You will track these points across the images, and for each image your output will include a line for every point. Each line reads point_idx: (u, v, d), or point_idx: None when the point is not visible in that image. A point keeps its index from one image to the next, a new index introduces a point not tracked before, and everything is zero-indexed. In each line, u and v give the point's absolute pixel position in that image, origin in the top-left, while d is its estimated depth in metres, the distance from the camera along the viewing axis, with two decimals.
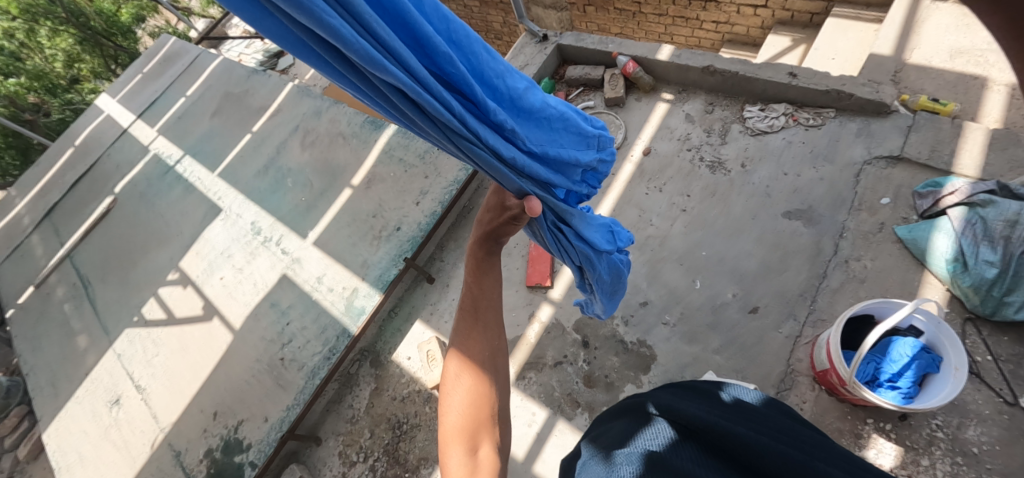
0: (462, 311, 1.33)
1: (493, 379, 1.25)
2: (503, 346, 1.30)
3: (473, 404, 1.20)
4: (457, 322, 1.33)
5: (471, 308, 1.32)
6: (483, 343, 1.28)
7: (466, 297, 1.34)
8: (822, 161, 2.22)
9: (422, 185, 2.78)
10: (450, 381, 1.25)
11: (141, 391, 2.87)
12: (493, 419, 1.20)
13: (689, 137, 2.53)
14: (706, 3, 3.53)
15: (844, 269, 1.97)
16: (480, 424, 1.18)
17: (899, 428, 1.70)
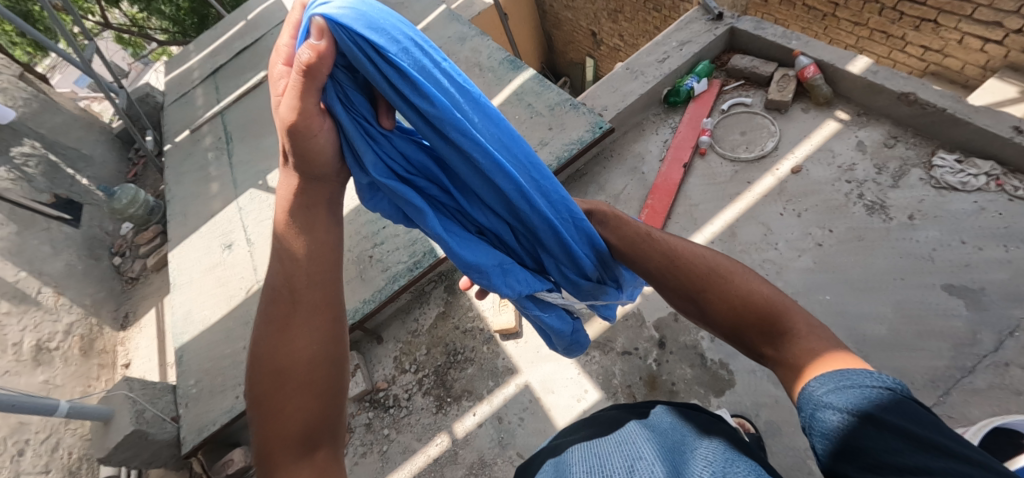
0: (276, 298, 1.12)
1: (329, 361, 1.09)
2: (336, 318, 1.14)
3: (300, 398, 1.04)
4: (265, 312, 1.11)
5: (286, 290, 1.11)
6: (297, 322, 1.09)
7: (278, 277, 1.12)
8: (1015, 242, 1.86)
9: (542, 135, 2.69)
10: (260, 383, 1.06)
11: (250, 244, 3.21)
12: (327, 410, 1.05)
13: (854, 168, 2.22)
14: (921, 21, 3.02)
15: (996, 372, 1.67)
16: (315, 423, 1.03)
17: None
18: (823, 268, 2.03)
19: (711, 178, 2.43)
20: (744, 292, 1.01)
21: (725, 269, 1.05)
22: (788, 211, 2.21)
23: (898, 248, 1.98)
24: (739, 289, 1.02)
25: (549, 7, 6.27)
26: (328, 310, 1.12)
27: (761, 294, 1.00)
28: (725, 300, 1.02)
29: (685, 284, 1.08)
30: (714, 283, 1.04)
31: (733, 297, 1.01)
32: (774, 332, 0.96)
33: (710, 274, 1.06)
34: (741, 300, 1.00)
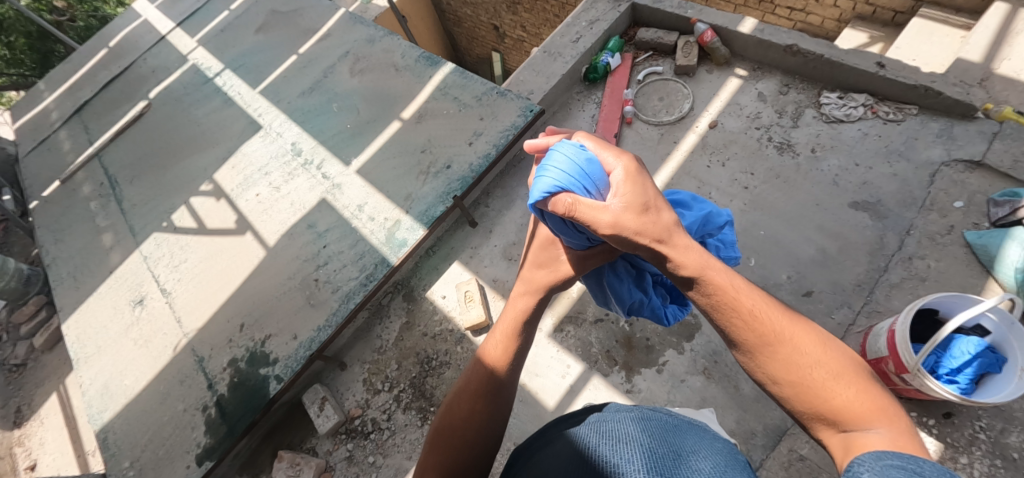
0: (465, 386, 1.32)
1: (486, 447, 1.23)
2: (497, 416, 1.28)
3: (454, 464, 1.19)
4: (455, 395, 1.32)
5: (475, 386, 1.30)
6: (473, 409, 1.27)
7: (474, 373, 1.34)
8: (896, 158, 2.20)
9: (476, 126, 2.74)
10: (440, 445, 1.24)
11: (166, 294, 2.84)
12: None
13: (760, 116, 2.50)
14: None
15: (906, 266, 1.97)
16: None
17: (942, 425, 1.69)
18: (754, 208, 2.28)
19: (642, 142, 2.62)
20: (819, 352, 1.03)
21: (836, 362, 1.03)
22: (714, 163, 2.44)
23: (810, 180, 2.27)
24: (821, 376, 1.02)
25: (446, 6, 6.22)
26: (486, 412, 1.27)
27: (845, 393, 1.00)
28: (791, 379, 1.03)
29: (764, 352, 1.05)
30: (809, 372, 1.02)
31: (830, 387, 1.01)
32: (850, 432, 0.97)
33: (793, 355, 1.04)
34: (834, 395, 1.00)
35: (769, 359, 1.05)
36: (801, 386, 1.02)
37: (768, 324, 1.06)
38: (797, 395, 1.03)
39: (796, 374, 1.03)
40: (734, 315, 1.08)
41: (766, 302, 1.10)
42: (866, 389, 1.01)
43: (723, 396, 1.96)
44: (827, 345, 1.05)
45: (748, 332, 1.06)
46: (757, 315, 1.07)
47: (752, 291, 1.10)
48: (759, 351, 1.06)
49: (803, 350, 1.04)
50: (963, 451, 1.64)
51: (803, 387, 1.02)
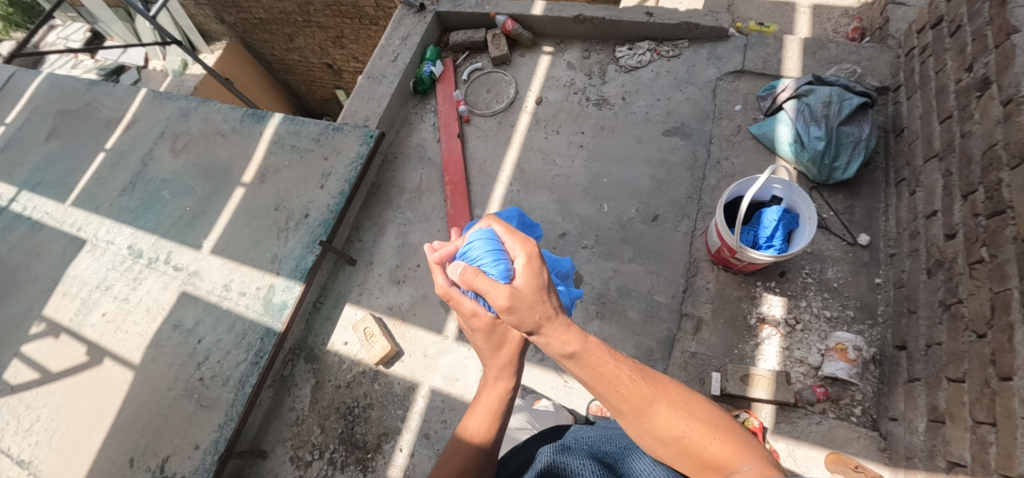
0: (462, 436, 1.39)
1: None
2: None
3: None
4: (454, 444, 1.40)
5: (471, 439, 1.38)
6: (467, 468, 1.34)
7: (470, 423, 1.39)
8: (685, 85, 2.59)
9: (323, 168, 2.71)
10: None
11: (23, 464, 2.41)
12: None
13: (574, 82, 2.78)
14: None
15: (718, 169, 2.34)
16: None
17: (781, 283, 2.03)
18: (593, 161, 2.55)
19: (484, 134, 2.81)
20: (707, 432, 1.13)
21: (705, 413, 1.16)
22: (549, 132, 2.70)
23: (629, 123, 2.59)
24: (694, 431, 1.13)
25: (270, 58, 5.98)
26: (475, 472, 1.34)
27: (716, 447, 1.11)
28: (669, 436, 1.14)
29: (644, 416, 1.15)
30: (685, 430, 1.14)
31: (703, 440, 1.12)
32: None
33: (667, 413, 1.15)
34: (705, 444, 1.12)
35: (646, 420, 1.15)
36: (679, 440, 1.13)
37: (644, 391, 1.16)
38: (675, 450, 1.14)
39: (673, 429, 1.14)
40: (613, 390, 1.17)
41: (640, 370, 1.20)
42: (735, 435, 1.13)
43: (619, 329, 2.16)
44: (693, 398, 1.19)
45: (625, 401, 1.16)
46: (634, 386, 1.17)
47: (629, 361, 1.20)
48: (637, 415, 1.16)
49: (677, 409, 1.15)
50: (800, 297, 1.99)
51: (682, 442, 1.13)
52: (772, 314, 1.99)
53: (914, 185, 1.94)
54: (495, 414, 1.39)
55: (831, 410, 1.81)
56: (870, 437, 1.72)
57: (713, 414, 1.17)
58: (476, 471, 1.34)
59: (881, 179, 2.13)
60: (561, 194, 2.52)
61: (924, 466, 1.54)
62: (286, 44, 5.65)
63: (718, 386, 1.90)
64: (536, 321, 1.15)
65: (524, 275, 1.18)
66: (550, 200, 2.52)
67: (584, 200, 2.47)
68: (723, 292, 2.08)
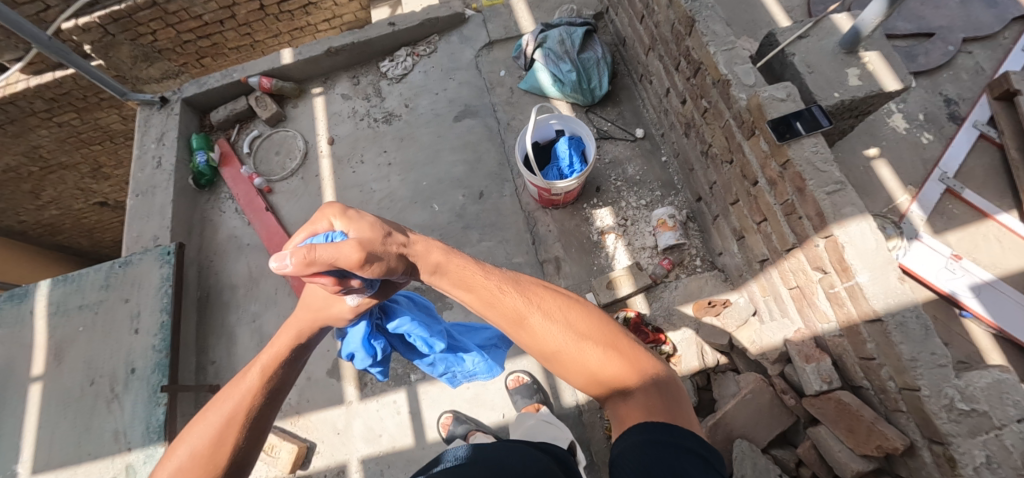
0: (262, 362, 1.20)
1: (252, 438, 1.16)
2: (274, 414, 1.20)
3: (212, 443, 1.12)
4: (252, 369, 1.20)
5: (270, 366, 1.19)
6: (259, 392, 1.17)
7: (271, 349, 1.22)
8: (453, 72, 2.78)
9: (129, 310, 2.36)
10: (214, 408, 1.16)
11: None
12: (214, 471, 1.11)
13: (356, 110, 2.82)
14: (306, 9, 3.85)
15: (511, 130, 2.58)
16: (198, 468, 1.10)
17: (600, 197, 2.34)
18: (406, 173, 2.62)
19: (292, 195, 2.70)
20: (587, 345, 1.10)
21: (589, 321, 1.12)
22: (355, 165, 2.69)
23: (421, 125, 2.70)
24: (570, 341, 1.09)
25: (19, 227, 4.84)
26: (261, 401, 1.17)
27: (593, 355, 1.09)
28: (546, 346, 1.10)
29: (518, 327, 1.12)
30: (563, 340, 1.09)
31: (583, 350, 1.09)
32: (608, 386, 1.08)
33: (543, 325, 1.10)
34: (585, 353, 1.09)
35: (524, 329, 1.12)
36: (555, 353, 1.10)
37: (520, 303, 1.12)
38: (554, 360, 1.11)
39: (550, 340, 1.10)
40: (488, 303, 1.14)
41: (519, 285, 1.17)
42: (616, 346, 1.10)
43: None
44: (578, 309, 1.14)
45: (501, 317, 1.13)
46: (511, 300, 1.13)
47: (501, 276, 1.17)
48: (514, 326, 1.12)
49: (557, 317, 1.11)
50: (619, 199, 2.32)
51: (559, 352, 1.09)
52: (606, 224, 2.29)
53: (649, 77, 2.34)
54: (275, 367, 1.20)
55: (680, 272, 2.14)
56: (713, 276, 2.08)
57: (597, 322, 1.14)
58: (239, 431, 1.14)
59: (629, 83, 2.54)
60: (392, 215, 2.54)
61: (749, 275, 1.91)
62: (35, 202, 4.73)
63: (595, 303, 2.14)
64: (383, 253, 1.08)
65: (351, 228, 1.11)
66: None
67: (415, 210, 2.52)
68: (564, 226, 2.33)
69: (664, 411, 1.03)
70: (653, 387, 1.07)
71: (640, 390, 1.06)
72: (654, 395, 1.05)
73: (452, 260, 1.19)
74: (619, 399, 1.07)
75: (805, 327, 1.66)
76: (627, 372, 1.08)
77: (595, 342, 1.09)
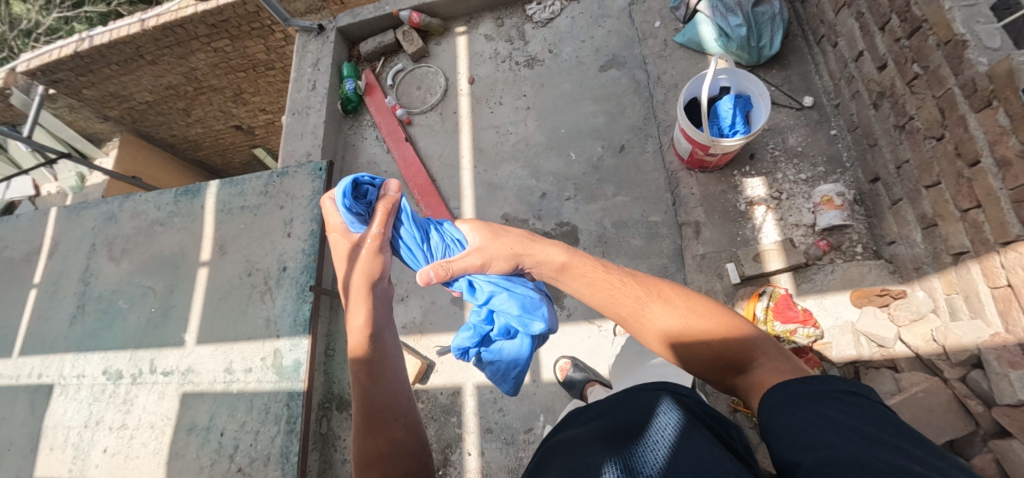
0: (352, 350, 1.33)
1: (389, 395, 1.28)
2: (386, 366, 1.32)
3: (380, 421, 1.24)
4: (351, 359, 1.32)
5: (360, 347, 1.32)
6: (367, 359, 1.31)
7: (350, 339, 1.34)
8: (604, 18, 2.65)
9: (282, 216, 2.58)
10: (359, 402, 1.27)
11: None
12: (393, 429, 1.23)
13: (498, 52, 2.78)
14: None
15: (661, 84, 2.44)
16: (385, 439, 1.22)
17: (754, 165, 2.19)
18: (544, 118, 2.57)
19: (429, 129, 2.76)
20: (706, 325, 1.15)
21: (706, 308, 1.19)
22: (493, 106, 2.68)
23: (564, 71, 2.63)
24: (688, 324, 1.16)
25: (170, 140, 5.58)
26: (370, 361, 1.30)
27: (714, 333, 1.15)
28: (666, 337, 1.18)
29: (642, 325, 1.21)
30: (683, 325, 1.16)
31: (705, 331, 1.15)
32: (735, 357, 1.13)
33: (665, 316, 1.18)
34: (707, 336, 1.15)
35: (647, 326, 1.20)
36: (684, 344, 1.16)
37: (635, 302, 1.22)
38: (679, 352, 1.18)
39: (673, 333, 1.17)
40: (609, 299, 1.24)
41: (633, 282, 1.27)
42: (730, 326, 1.16)
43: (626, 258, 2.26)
44: (689, 300, 1.21)
45: (620, 306, 1.23)
46: (627, 296, 1.24)
47: (613, 269, 1.30)
48: (636, 325, 1.21)
49: (673, 306, 1.19)
50: (774, 171, 2.16)
51: (686, 339, 1.16)
52: (756, 196, 2.15)
53: (834, 38, 2.11)
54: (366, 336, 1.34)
55: (837, 257, 1.97)
56: (879, 265, 1.89)
57: (710, 309, 1.20)
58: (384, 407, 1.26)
59: (803, 45, 2.31)
60: (526, 159, 2.53)
61: (933, 269, 1.71)
62: (185, 119, 5.29)
63: (736, 275, 2.04)
64: (511, 250, 1.43)
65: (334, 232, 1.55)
66: (518, 168, 2.53)
67: (550, 156, 2.50)
68: (709, 192, 2.21)
69: (787, 371, 1.09)
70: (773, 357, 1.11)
71: (765, 360, 1.11)
72: (778, 362, 1.11)
73: (583, 268, 1.31)
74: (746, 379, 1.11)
75: (1005, 332, 1.46)
76: (750, 347, 1.13)
77: (712, 321, 1.16)
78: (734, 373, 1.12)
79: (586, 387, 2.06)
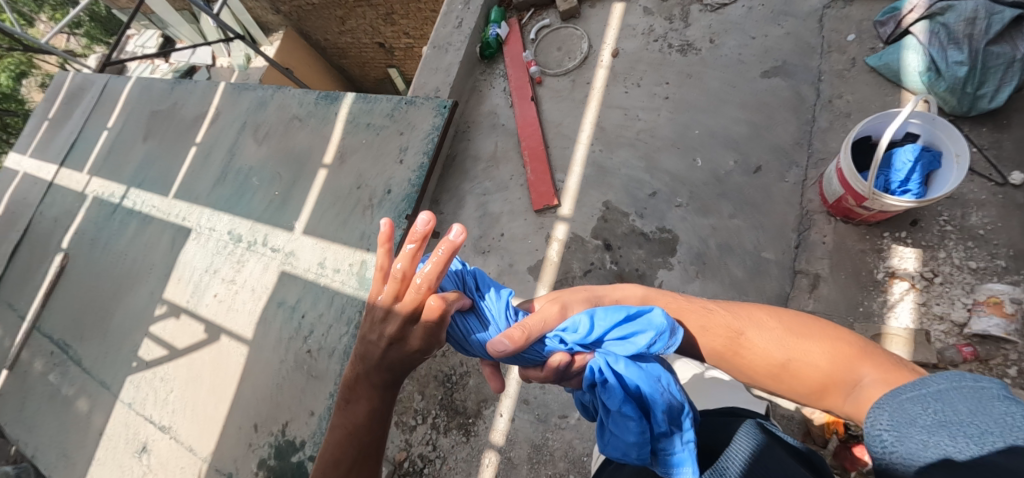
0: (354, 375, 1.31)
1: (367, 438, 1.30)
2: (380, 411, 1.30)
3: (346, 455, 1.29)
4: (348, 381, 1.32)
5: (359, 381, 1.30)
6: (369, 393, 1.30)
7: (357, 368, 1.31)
8: (785, 17, 2.30)
9: (399, 143, 2.72)
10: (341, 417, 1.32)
11: (167, 430, 2.73)
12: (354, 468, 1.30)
13: (653, 28, 2.55)
14: None
15: (830, 109, 2.10)
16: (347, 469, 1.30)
17: (913, 233, 1.85)
18: (680, 113, 2.36)
19: (557, 95, 2.67)
20: (805, 353, 1.21)
21: (794, 334, 1.24)
22: (629, 86, 2.50)
23: (718, 67, 2.36)
24: (787, 353, 1.22)
25: (322, 44, 5.99)
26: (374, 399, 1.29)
27: (818, 356, 1.19)
28: (772, 371, 1.25)
29: (747, 366, 1.29)
30: (783, 354, 1.23)
31: (806, 359, 1.21)
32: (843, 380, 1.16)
33: (761, 351, 1.26)
34: (809, 363, 1.20)
35: (750, 370, 1.29)
36: (790, 378, 1.23)
37: (727, 342, 1.31)
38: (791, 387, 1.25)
39: (775, 369, 1.24)
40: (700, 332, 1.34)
41: (722, 311, 1.37)
42: (828, 346, 1.20)
43: (722, 287, 2.08)
44: (781, 324, 1.27)
45: (714, 338, 1.32)
46: (710, 332, 1.33)
47: (699, 302, 1.41)
48: (738, 365, 1.31)
49: (770, 329, 1.27)
50: (939, 247, 1.81)
51: (790, 374, 1.22)
52: (904, 268, 1.83)
53: None
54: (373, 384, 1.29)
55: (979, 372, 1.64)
56: None
57: (803, 331, 1.24)
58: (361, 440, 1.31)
59: None
60: (647, 150, 2.37)
61: None
62: (339, 28, 5.61)
63: None
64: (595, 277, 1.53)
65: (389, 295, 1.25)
66: (635, 158, 2.38)
67: (673, 155, 2.31)
68: (842, 246, 1.94)
69: (891, 375, 1.12)
70: (877, 369, 1.14)
71: (870, 371, 1.14)
72: (883, 370, 1.13)
73: (665, 300, 1.44)
74: (853, 400, 1.14)
75: None
76: (852, 361, 1.16)
77: (813, 339, 1.21)
78: (851, 401, 1.15)
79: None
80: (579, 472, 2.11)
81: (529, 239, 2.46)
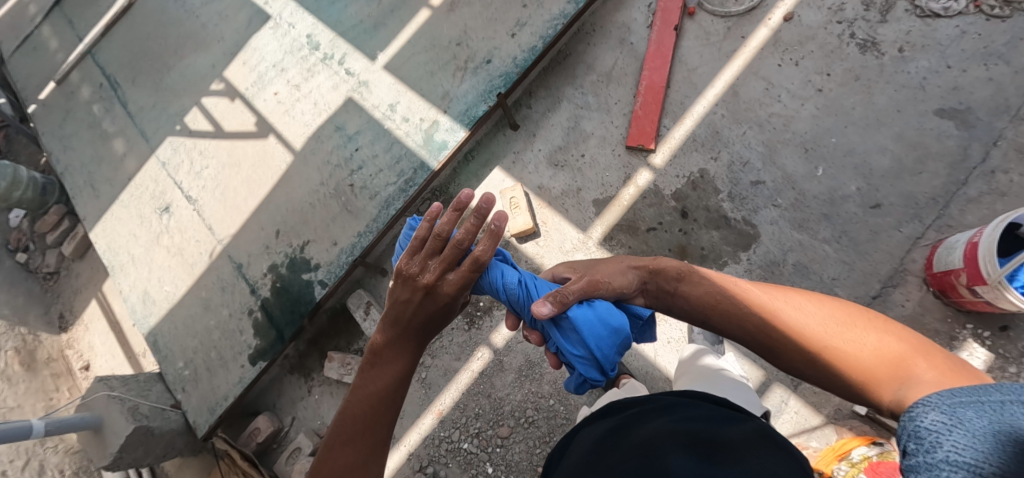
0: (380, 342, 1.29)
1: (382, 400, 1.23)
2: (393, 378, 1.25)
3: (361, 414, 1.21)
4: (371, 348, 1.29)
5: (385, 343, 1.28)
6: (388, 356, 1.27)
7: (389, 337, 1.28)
8: (995, 59, 2.00)
9: (519, 15, 2.47)
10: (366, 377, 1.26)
11: (192, 202, 2.79)
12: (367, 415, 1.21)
13: (844, 7, 2.23)
14: None
15: (987, 180, 1.89)
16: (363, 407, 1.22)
17: (997, 338, 1.74)
18: (826, 113, 2.13)
19: (704, 37, 2.38)
20: (847, 348, 0.99)
21: (848, 317, 1.04)
22: (786, 61, 2.24)
23: (893, 83, 2.09)
24: (837, 334, 1.02)
25: None
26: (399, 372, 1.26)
27: (874, 343, 0.98)
28: (777, 345, 1.08)
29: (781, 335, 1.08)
30: (821, 329, 1.04)
31: (832, 325, 1.04)
32: (898, 376, 0.92)
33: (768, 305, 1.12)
34: (838, 333, 1.02)
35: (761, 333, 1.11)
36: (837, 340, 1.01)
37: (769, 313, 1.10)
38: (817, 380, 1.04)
39: (832, 354, 1.00)
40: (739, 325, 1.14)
41: (756, 292, 1.17)
42: (889, 332, 0.99)
43: None
44: (856, 316, 1.04)
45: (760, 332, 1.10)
46: (700, 284, 1.24)
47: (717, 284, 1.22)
48: (820, 345, 1.02)
49: (818, 307, 1.08)
50: (1013, 362, 1.71)
51: (896, 359, 0.94)
52: None
53: None
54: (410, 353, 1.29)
55: None
56: None
57: (894, 333, 0.99)
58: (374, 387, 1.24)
59: None
60: (771, 136, 2.17)
61: None
62: None
63: (865, 406, 1.79)
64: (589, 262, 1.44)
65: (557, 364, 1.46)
66: (755, 138, 2.18)
67: (796, 154, 2.12)
68: (920, 317, 1.84)
69: (955, 376, 0.89)
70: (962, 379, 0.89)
71: (931, 365, 0.91)
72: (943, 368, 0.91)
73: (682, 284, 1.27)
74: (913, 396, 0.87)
75: None
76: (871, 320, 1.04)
77: (859, 328, 1.02)
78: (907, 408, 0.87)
79: (620, 379, 1.99)
80: (561, 403, 2.17)
81: (608, 172, 2.33)
